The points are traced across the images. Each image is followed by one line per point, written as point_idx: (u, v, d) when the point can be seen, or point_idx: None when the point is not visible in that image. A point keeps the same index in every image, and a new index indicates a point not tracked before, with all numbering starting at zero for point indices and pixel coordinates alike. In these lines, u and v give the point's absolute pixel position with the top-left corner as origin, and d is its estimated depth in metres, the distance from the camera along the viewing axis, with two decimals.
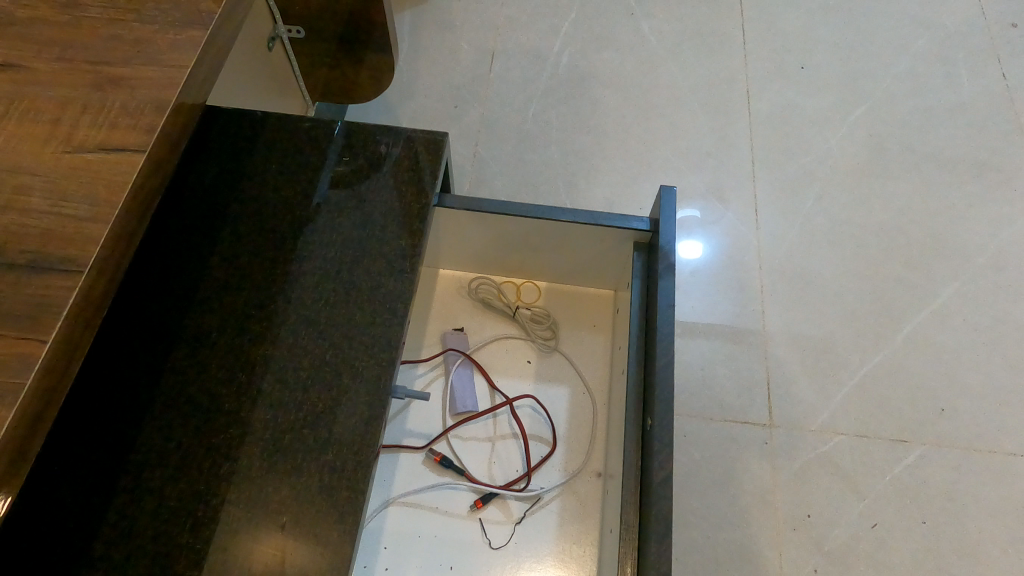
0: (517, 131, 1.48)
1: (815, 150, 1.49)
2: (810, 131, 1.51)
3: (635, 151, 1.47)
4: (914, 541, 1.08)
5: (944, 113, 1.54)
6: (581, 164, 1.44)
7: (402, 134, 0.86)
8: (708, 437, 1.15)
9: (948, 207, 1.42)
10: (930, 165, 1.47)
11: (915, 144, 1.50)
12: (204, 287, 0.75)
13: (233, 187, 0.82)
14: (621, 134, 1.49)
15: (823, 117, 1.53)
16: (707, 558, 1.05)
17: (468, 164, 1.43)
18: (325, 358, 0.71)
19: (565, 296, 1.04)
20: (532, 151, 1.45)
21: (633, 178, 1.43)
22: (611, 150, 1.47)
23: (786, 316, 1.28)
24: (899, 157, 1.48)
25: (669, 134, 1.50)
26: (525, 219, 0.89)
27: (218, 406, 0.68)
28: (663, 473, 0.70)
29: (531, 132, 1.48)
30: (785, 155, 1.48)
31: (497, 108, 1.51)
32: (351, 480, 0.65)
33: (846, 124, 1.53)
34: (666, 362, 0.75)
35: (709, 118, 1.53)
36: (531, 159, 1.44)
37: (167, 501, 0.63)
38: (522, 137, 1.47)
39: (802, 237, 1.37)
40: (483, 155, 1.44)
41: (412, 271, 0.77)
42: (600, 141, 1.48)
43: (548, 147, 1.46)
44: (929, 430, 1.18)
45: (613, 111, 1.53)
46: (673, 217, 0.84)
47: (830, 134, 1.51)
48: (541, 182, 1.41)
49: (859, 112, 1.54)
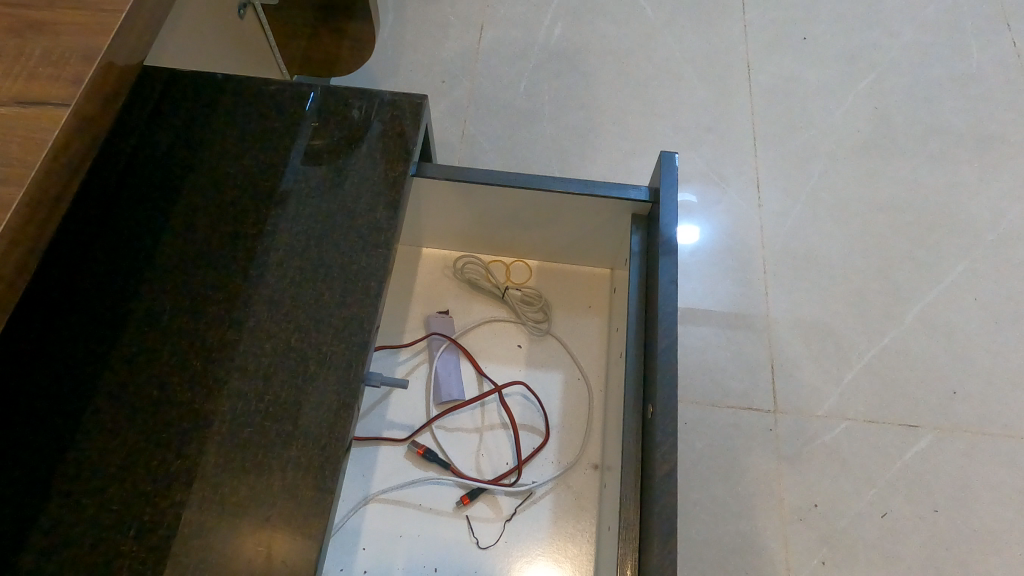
0: (507, 105, 1.40)
1: (819, 123, 1.41)
2: (813, 104, 1.44)
3: (630, 126, 1.39)
4: (926, 531, 1.02)
5: (953, 83, 1.47)
6: (574, 140, 1.37)
7: (377, 97, 0.79)
8: (709, 424, 1.08)
9: (958, 182, 1.35)
10: (939, 138, 1.40)
11: (923, 116, 1.43)
12: (156, 265, 0.68)
13: (190, 157, 0.74)
14: (616, 108, 1.42)
15: (828, 89, 1.46)
16: (708, 552, 0.99)
17: (455, 139, 1.34)
18: (290, 343, 0.64)
19: (558, 275, 0.97)
20: (522, 127, 1.37)
21: (628, 154, 1.36)
22: (605, 124, 1.39)
23: (790, 296, 1.21)
24: (906, 130, 1.41)
25: (667, 108, 1.43)
26: (513, 190, 0.81)
27: (170, 397, 0.61)
28: (667, 466, 0.63)
29: (521, 106, 1.40)
30: (787, 129, 1.40)
31: (485, 82, 1.43)
32: (317, 478, 0.58)
33: (850, 96, 1.45)
34: (668, 343, 0.68)
35: (708, 91, 1.45)
36: (521, 135, 1.36)
37: (108, 503, 0.56)
38: (511, 112, 1.39)
39: (806, 214, 1.30)
40: (471, 131, 1.36)
41: (388, 246, 0.69)
42: (593, 116, 1.40)
43: (538, 121, 1.39)
44: (941, 414, 1.11)
45: (607, 84, 1.45)
46: (675, 184, 0.77)
47: (834, 106, 1.44)
48: (531, 159, 1.34)
49: (865, 84, 1.47)
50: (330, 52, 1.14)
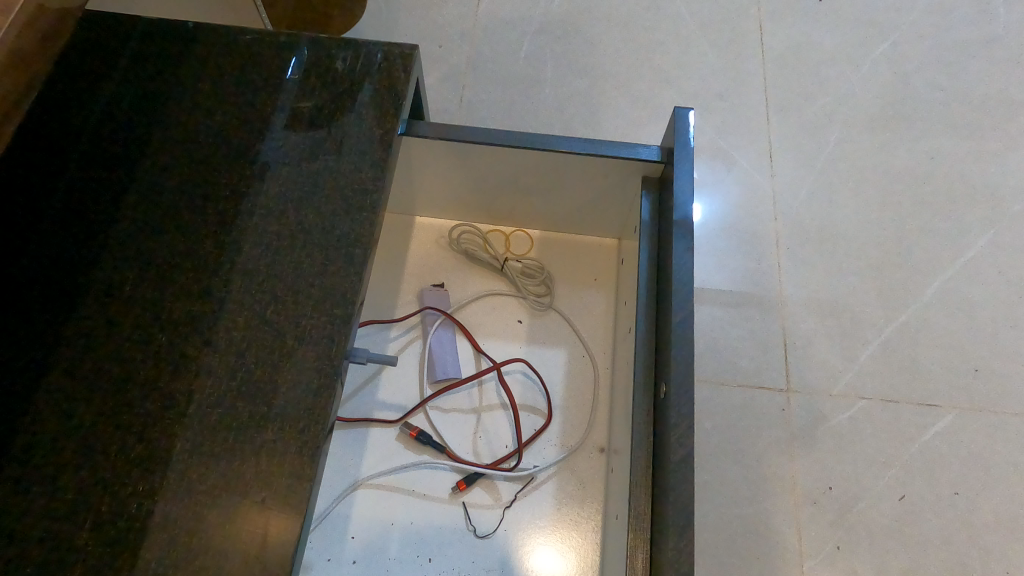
0: (486, 43, 1.23)
1: (837, 63, 1.23)
2: (833, 42, 1.26)
3: (622, 67, 1.23)
4: (951, 516, 0.88)
5: (991, 21, 1.28)
6: (558, 83, 1.21)
7: (362, 47, 0.72)
8: (704, 400, 0.93)
9: (989, 132, 1.17)
10: (972, 80, 1.22)
11: (960, 79, 1.22)
12: (116, 231, 0.61)
13: (156, 112, 0.67)
14: (607, 47, 1.25)
15: (849, 29, 1.28)
16: (701, 544, 0.86)
17: (431, 81, 1.19)
18: (266, 315, 0.58)
19: (561, 246, 0.91)
20: (501, 67, 1.21)
21: (617, 97, 1.19)
22: (597, 89, 1.20)
23: (796, 260, 1.04)
24: (938, 72, 1.23)
25: (666, 45, 1.25)
26: (512, 151, 0.75)
27: (132, 376, 0.55)
28: (681, 452, 0.57)
29: (502, 45, 1.24)
30: (800, 69, 1.23)
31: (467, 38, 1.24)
32: (295, 465, 0.53)
33: (875, 33, 1.27)
34: (683, 317, 0.62)
35: (711, 28, 1.28)
36: (504, 98, 1.18)
37: (63, 493, 0.51)
38: (496, 75, 1.21)
39: (815, 171, 1.12)
40: (444, 69, 1.20)
41: (373, 209, 0.63)
42: (580, 56, 1.24)
43: (530, 88, 1.19)
44: (963, 393, 0.96)
45: (607, 45, 1.25)
46: (689, 143, 0.70)
47: (856, 44, 1.26)
48: (509, 104, 1.17)
49: (891, 20, 1.29)
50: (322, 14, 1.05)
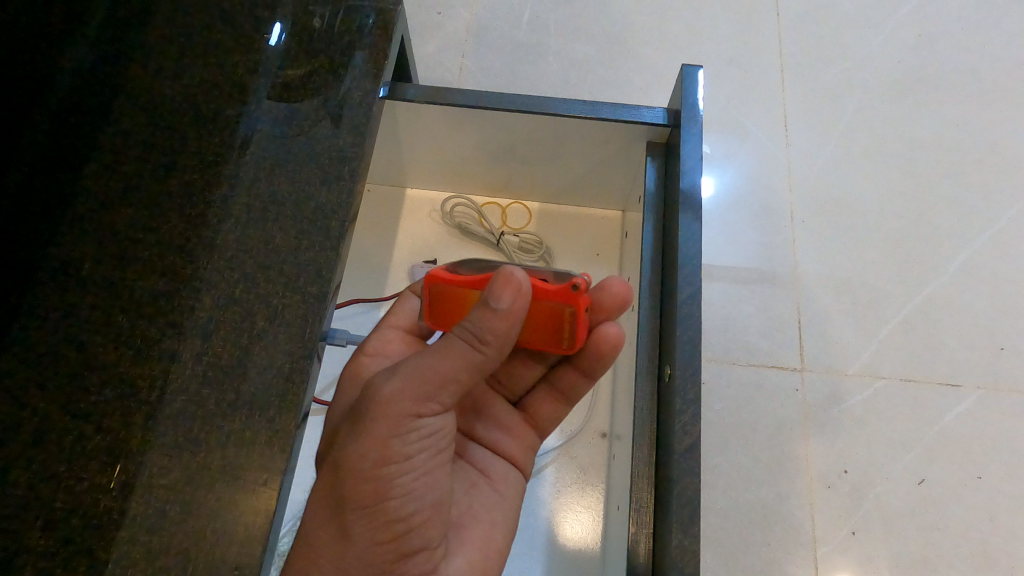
0: None
1: (864, 10, 1.13)
2: None
3: (627, 15, 1.12)
4: (972, 502, 0.83)
5: None
6: (558, 32, 1.11)
7: (342, 2, 0.66)
8: (711, 380, 0.88)
9: None
10: (1012, 25, 1.11)
11: (994, 47, 1.09)
12: (76, 207, 0.58)
13: (119, 78, 0.63)
14: None
15: None
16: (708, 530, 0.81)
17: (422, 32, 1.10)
18: (234, 293, 0.53)
19: (561, 218, 0.86)
20: (497, 17, 1.11)
21: (623, 49, 1.09)
22: (593, 59, 1.09)
23: (813, 232, 0.97)
24: (974, 18, 1.12)
25: None
26: (506, 115, 0.69)
27: (89, 360, 0.52)
28: (687, 441, 0.53)
29: None
30: (823, 17, 1.12)
31: None
32: (262, 457, 0.48)
33: None
34: (690, 294, 0.57)
35: None
36: (491, 66, 1.07)
37: (13, 489, 0.48)
38: (482, 45, 1.09)
39: (833, 137, 1.03)
40: (434, 20, 1.10)
41: (352, 178, 0.58)
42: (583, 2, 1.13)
43: (523, 58, 1.08)
44: (989, 373, 0.89)
45: (608, 13, 1.12)
46: (697, 103, 0.64)
47: None
48: (505, 58, 1.08)
49: None
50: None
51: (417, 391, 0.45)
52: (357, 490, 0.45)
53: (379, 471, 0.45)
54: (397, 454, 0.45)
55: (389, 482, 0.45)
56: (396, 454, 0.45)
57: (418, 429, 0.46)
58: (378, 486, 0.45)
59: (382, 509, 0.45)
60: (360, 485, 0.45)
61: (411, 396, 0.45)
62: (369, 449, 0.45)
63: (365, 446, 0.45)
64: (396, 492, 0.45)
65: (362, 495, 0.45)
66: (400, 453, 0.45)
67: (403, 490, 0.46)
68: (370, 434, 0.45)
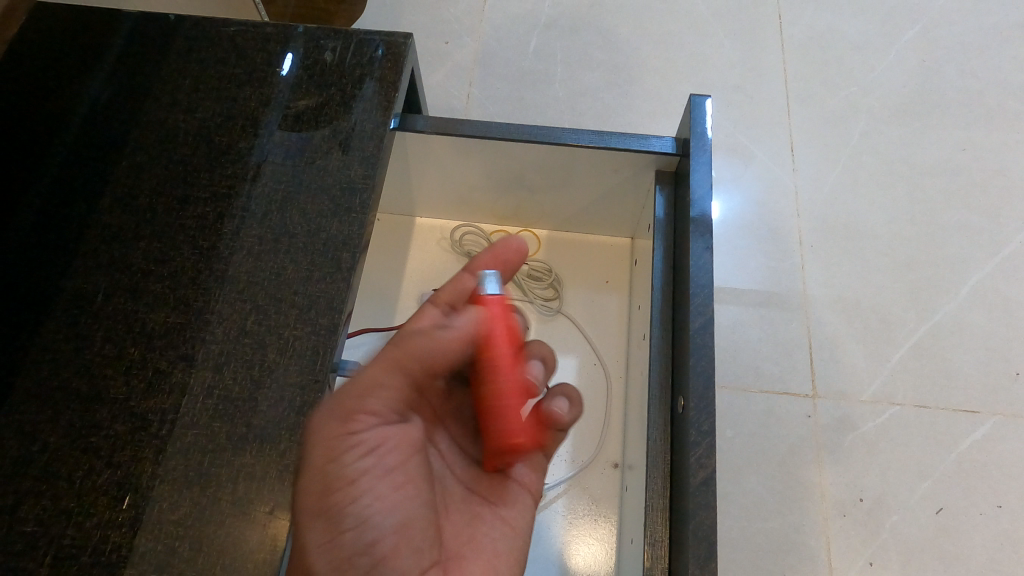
0: (489, 19, 1.14)
1: (870, 35, 1.13)
2: (865, 12, 1.15)
3: (633, 42, 1.13)
4: (992, 533, 0.81)
5: None
6: (568, 60, 1.11)
7: (354, 36, 0.67)
8: (722, 406, 0.87)
9: None
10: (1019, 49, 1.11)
11: (998, 71, 1.10)
12: (89, 237, 0.58)
13: (134, 110, 0.64)
14: (620, 19, 1.15)
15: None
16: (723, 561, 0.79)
17: (431, 59, 1.10)
18: (245, 325, 0.54)
19: (570, 246, 0.86)
20: (506, 47, 1.12)
21: (629, 76, 1.10)
22: (599, 86, 1.09)
23: (821, 258, 0.96)
24: (980, 41, 1.12)
25: (683, 17, 1.16)
26: (514, 144, 0.69)
27: (100, 393, 0.52)
28: (702, 474, 0.52)
29: (505, 20, 1.14)
30: (829, 44, 1.13)
31: (459, 28, 1.13)
32: (273, 492, 0.48)
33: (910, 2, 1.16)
34: (702, 324, 0.56)
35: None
36: (499, 94, 1.08)
37: (20, 526, 0.47)
38: (489, 74, 1.10)
39: (840, 163, 1.03)
40: (444, 48, 1.11)
41: (362, 210, 0.58)
42: (591, 30, 1.14)
43: (531, 87, 1.09)
44: (1006, 398, 0.88)
45: (614, 41, 1.13)
46: (706, 132, 0.64)
47: (890, 14, 1.15)
48: (514, 86, 1.09)
49: None
50: (320, 7, 0.97)
51: (336, 412, 0.44)
52: (312, 526, 0.42)
53: (348, 466, 0.43)
54: (340, 475, 0.43)
55: (341, 509, 0.42)
56: (337, 477, 0.42)
57: (358, 443, 0.43)
58: (329, 515, 0.42)
59: (339, 538, 0.42)
60: (314, 526, 0.42)
61: (338, 410, 0.44)
62: (313, 477, 0.43)
63: (308, 478, 0.43)
64: (351, 518, 0.42)
65: (316, 530, 0.42)
66: (342, 477, 0.43)
67: (388, 491, 0.44)
68: (311, 468, 0.43)
